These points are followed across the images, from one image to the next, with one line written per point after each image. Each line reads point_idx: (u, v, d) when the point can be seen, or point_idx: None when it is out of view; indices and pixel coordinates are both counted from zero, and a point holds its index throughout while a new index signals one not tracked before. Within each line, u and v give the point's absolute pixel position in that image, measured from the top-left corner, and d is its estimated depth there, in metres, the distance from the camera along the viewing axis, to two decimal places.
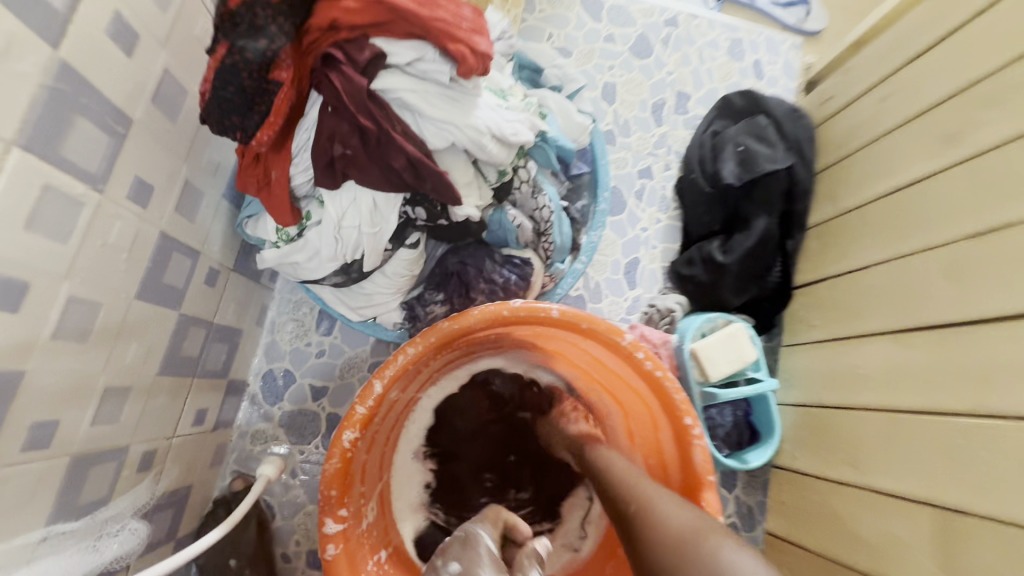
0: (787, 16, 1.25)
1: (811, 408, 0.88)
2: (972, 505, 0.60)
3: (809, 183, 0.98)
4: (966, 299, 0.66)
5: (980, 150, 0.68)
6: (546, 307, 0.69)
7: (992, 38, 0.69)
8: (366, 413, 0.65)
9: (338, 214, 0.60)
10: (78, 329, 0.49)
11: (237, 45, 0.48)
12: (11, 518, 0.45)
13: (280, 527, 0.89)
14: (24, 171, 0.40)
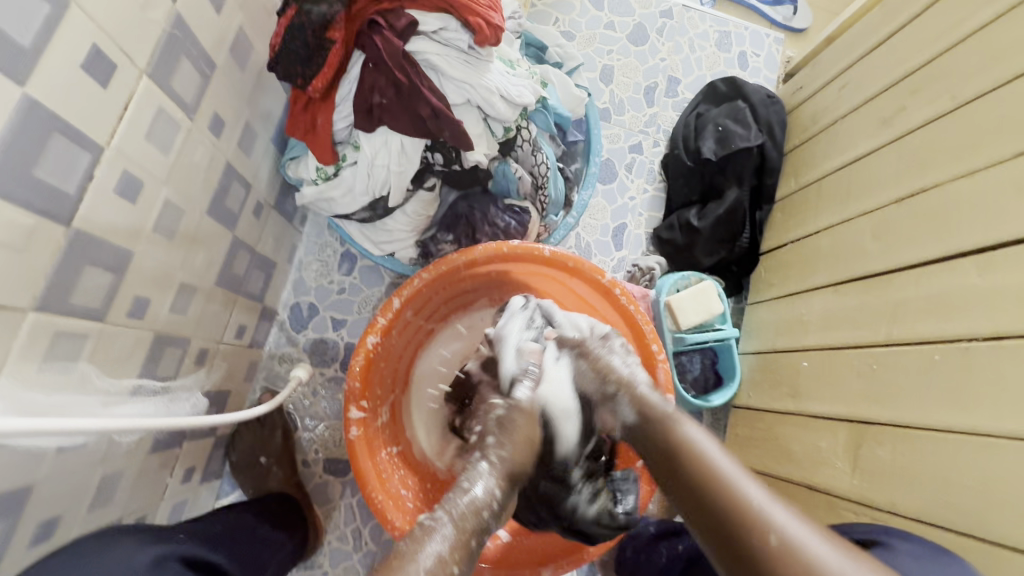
0: (775, 13, 1.37)
1: (765, 352, 1.03)
2: (878, 416, 0.75)
3: (778, 161, 1.10)
4: (891, 253, 0.79)
5: (910, 128, 0.81)
6: (539, 248, 0.83)
7: (927, 36, 0.82)
8: (386, 323, 0.79)
9: (372, 153, 0.74)
10: (169, 228, 0.61)
11: (305, 8, 0.63)
12: (116, 368, 0.58)
13: (302, 437, 1.01)
14: (149, 95, 0.53)
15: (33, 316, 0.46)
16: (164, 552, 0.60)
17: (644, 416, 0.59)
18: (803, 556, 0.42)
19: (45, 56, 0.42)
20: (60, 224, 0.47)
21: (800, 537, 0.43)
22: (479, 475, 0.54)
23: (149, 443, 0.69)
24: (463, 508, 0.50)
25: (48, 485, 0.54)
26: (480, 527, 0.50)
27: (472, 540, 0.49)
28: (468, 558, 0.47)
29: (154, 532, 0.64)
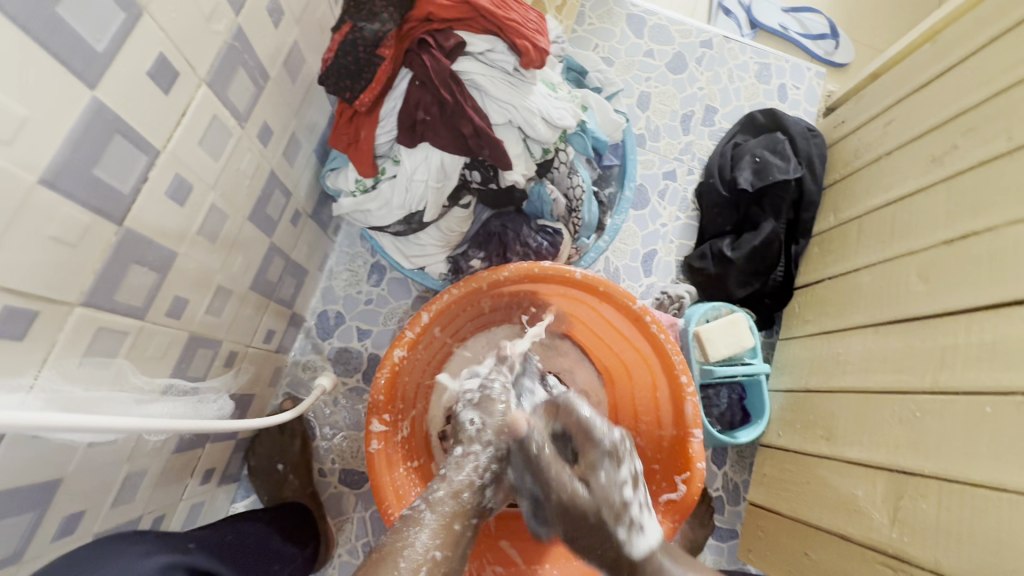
0: (817, 48, 1.36)
1: (797, 391, 1.00)
2: (922, 467, 0.71)
3: (817, 196, 1.08)
4: (938, 295, 0.76)
5: (962, 169, 0.79)
6: (571, 270, 0.81)
7: (980, 78, 0.80)
8: (413, 337, 0.78)
9: (412, 168, 0.74)
10: (212, 231, 0.63)
11: (358, 25, 0.66)
12: (149, 365, 0.59)
13: (319, 446, 1.00)
14: (206, 103, 0.55)
15: (79, 311, 0.47)
16: (172, 560, 0.59)
17: (647, 562, 0.62)
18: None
19: (116, 61, 0.43)
20: (113, 222, 0.48)
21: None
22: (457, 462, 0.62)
23: (174, 443, 0.69)
24: (440, 498, 0.58)
25: (77, 478, 0.54)
26: (461, 510, 0.58)
27: (455, 524, 0.57)
28: (452, 540, 0.56)
29: (159, 542, 0.61)
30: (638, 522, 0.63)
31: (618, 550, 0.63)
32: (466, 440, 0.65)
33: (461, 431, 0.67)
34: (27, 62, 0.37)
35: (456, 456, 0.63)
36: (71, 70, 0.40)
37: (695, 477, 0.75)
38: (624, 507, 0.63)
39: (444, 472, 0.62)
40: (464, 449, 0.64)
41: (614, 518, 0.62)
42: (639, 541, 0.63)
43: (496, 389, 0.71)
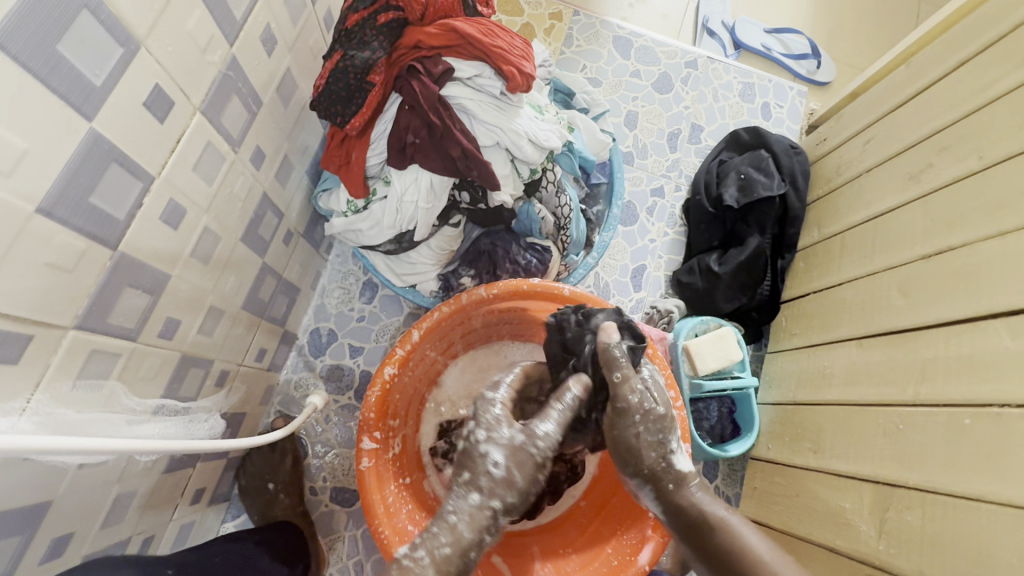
0: (799, 67, 1.40)
1: (785, 404, 1.01)
2: (905, 478, 0.72)
3: (801, 211, 1.10)
4: (917, 309, 0.78)
5: (937, 186, 0.81)
6: (559, 286, 0.83)
7: (952, 99, 0.83)
8: (404, 354, 0.80)
9: (402, 189, 0.76)
10: (205, 253, 0.64)
11: (349, 53, 0.68)
12: (141, 385, 0.59)
13: (311, 464, 1.00)
14: (200, 129, 0.56)
15: (73, 334, 0.48)
16: None
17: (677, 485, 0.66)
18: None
19: (113, 93, 0.45)
20: (107, 247, 0.49)
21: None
22: (463, 504, 0.57)
23: (164, 463, 0.69)
24: (444, 557, 0.54)
25: (67, 500, 0.54)
26: (460, 570, 0.55)
27: None
28: None
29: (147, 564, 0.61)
30: (680, 444, 0.68)
31: (666, 467, 0.66)
32: (483, 490, 0.57)
33: (480, 467, 0.59)
34: (28, 97, 0.38)
35: (470, 503, 0.57)
36: (69, 103, 0.41)
37: None
38: (665, 435, 0.66)
39: (452, 515, 0.56)
40: (479, 499, 0.57)
41: (664, 432, 0.66)
42: (680, 460, 0.67)
43: (541, 439, 0.61)
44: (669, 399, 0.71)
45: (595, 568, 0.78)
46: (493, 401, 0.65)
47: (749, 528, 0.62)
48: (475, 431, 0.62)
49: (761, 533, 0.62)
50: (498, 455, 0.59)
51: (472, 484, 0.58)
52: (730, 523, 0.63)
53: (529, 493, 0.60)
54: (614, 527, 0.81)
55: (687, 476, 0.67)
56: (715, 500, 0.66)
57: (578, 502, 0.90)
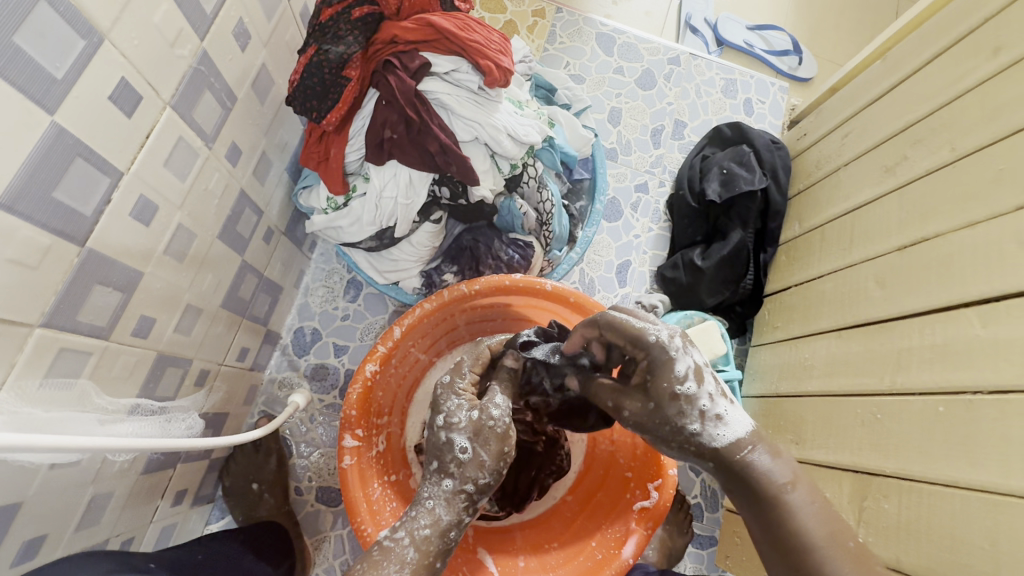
0: (781, 63, 1.41)
1: (769, 397, 1.02)
2: (884, 466, 0.73)
3: (782, 206, 1.11)
4: (894, 299, 0.79)
5: (912, 178, 0.82)
6: (542, 282, 0.83)
7: (925, 92, 0.84)
8: (385, 351, 0.79)
9: (381, 185, 0.76)
10: (180, 250, 0.63)
11: (324, 48, 0.67)
12: (115, 384, 0.59)
13: (297, 464, 1.00)
14: (170, 125, 0.56)
15: (39, 332, 0.47)
16: None
17: (730, 456, 0.53)
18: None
19: (76, 87, 0.44)
20: (74, 243, 0.48)
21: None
22: (437, 490, 0.56)
23: (142, 464, 0.68)
24: (426, 536, 0.53)
25: (39, 501, 0.54)
26: (444, 548, 0.54)
27: (437, 563, 0.54)
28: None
29: (125, 564, 0.61)
30: (715, 415, 0.54)
31: (698, 445, 0.54)
32: (456, 474, 0.56)
33: (448, 455, 0.57)
34: None
35: (444, 488, 0.56)
36: (29, 96, 0.41)
37: (667, 483, 0.76)
38: (678, 419, 0.54)
39: (429, 501, 0.55)
40: (453, 483, 0.56)
41: (677, 417, 0.53)
42: (719, 433, 0.53)
43: (495, 410, 0.59)
44: (690, 370, 0.53)
45: (580, 562, 0.78)
46: (454, 387, 0.63)
47: (809, 508, 0.51)
48: (434, 417, 0.60)
49: (823, 514, 0.50)
50: (462, 433, 0.58)
51: (444, 471, 0.57)
52: (790, 499, 0.51)
53: (502, 470, 0.57)
54: (599, 522, 0.82)
55: (737, 447, 0.53)
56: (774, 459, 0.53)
57: (563, 498, 0.91)
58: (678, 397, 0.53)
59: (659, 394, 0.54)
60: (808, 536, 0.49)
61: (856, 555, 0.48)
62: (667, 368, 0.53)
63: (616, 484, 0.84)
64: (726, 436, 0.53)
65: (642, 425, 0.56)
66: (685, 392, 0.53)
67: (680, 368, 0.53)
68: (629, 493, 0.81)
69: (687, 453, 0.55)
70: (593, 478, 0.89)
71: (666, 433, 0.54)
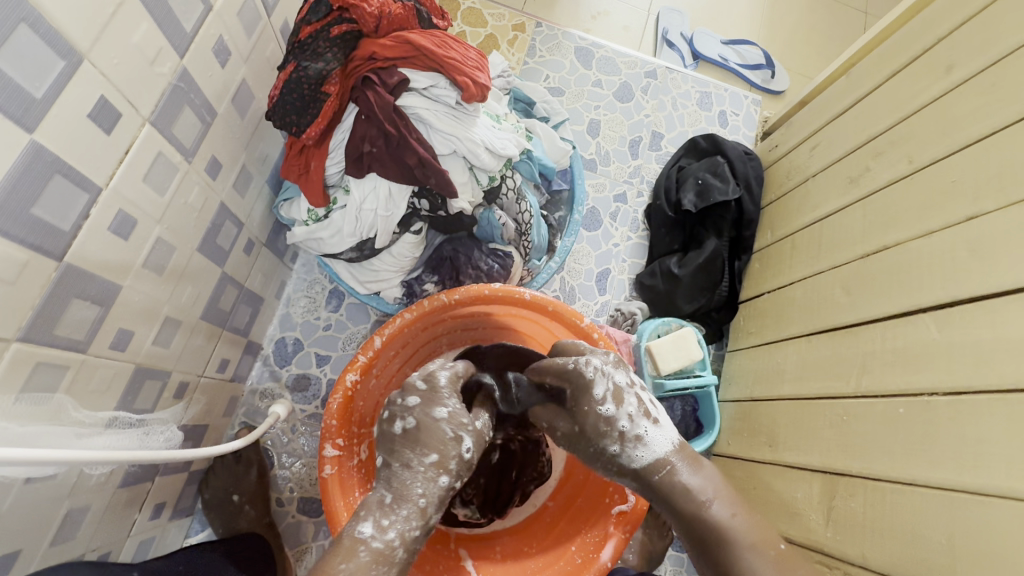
0: (754, 77, 1.46)
1: (744, 400, 1.05)
2: (849, 467, 0.76)
3: (755, 215, 1.15)
4: (857, 305, 0.82)
5: (874, 189, 0.86)
6: (520, 291, 0.85)
7: (884, 108, 0.88)
8: (366, 361, 0.80)
9: (361, 198, 0.77)
10: (158, 264, 0.64)
11: (302, 65, 0.68)
12: (92, 397, 0.59)
13: (278, 475, 0.99)
14: (149, 141, 0.56)
15: (16, 346, 0.48)
16: None
17: (655, 473, 0.58)
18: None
19: (55, 105, 0.45)
20: (51, 258, 0.49)
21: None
22: (428, 481, 0.55)
23: (120, 477, 0.68)
24: (415, 532, 0.53)
25: (14, 515, 0.54)
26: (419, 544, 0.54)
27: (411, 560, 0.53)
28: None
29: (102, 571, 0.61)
30: (635, 435, 0.59)
31: (621, 465, 0.60)
32: (451, 470, 0.57)
33: (452, 453, 0.57)
34: None
35: (440, 485, 0.56)
36: (8, 115, 0.41)
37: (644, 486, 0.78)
38: (598, 441, 0.61)
39: (422, 495, 0.55)
40: (447, 481, 0.56)
41: (598, 440, 0.61)
42: (639, 453, 0.59)
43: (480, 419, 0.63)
44: (607, 394, 0.60)
45: (558, 568, 0.79)
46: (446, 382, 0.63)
47: (732, 518, 0.53)
48: (411, 402, 0.60)
49: (747, 524, 0.52)
50: (467, 436, 0.58)
51: (442, 466, 0.56)
52: (712, 511, 0.54)
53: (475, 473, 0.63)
54: (579, 528, 0.83)
55: (655, 467, 0.58)
56: (696, 475, 0.57)
57: (544, 504, 0.92)
58: (598, 418, 0.60)
59: (583, 417, 0.61)
60: (744, 562, 0.50)
61: (778, 561, 0.50)
62: (585, 394, 0.61)
63: (596, 490, 0.85)
64: (642, 454, 0.58)
65: (574, 445, 0.64)
66: (604, 413, 0.60)
67: (596, 392, 0.60)
68: (607, 497, 0.82)
69: (613, 472, 0.61)
70: (574, 484, 0.91)
71: (595, 458, 0.62)
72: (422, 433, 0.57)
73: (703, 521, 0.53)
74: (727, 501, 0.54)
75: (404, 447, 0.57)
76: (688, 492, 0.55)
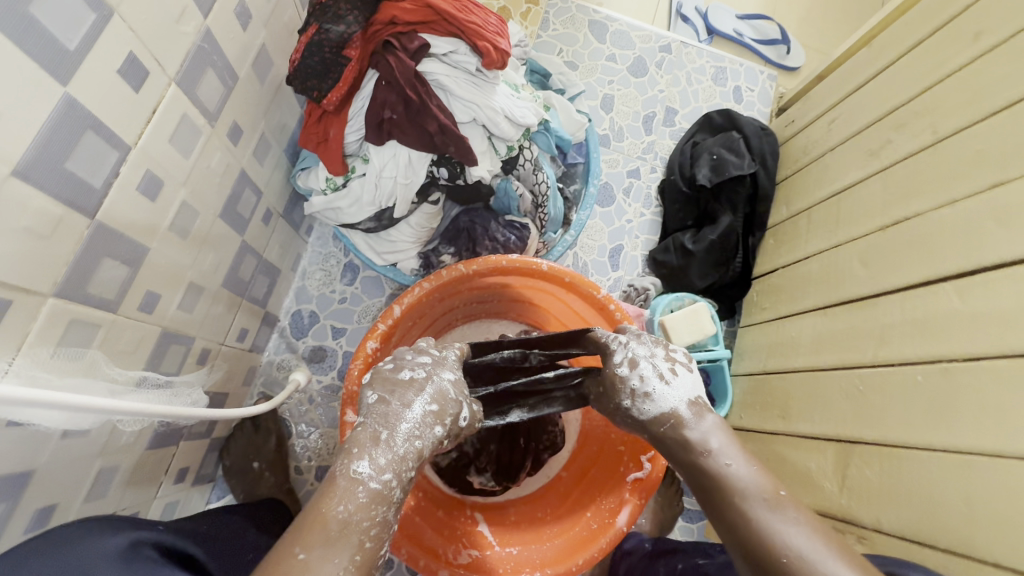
0: (770, 52, 1.44)
1: (756, 373, 1.06)
2: (862, 435, 0.77)
3: (770, 189, 1.15)
4: (875, 277, 0.82)
5: (895, 161, 0.85)
6: (538, 262, 0.85)
7: (907, 78, 0.87)
8: (386, 329, 0.80)
9: (381, 165, 0.77)
10: (183, 228, 0.64)
11: (324, 27, 0.68)
12: (122, 357, 0.60)
13: (295, 444, 1.01)
14: (175, 102, 0.56)
15: (52, 302, 0.48)
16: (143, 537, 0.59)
17: (660, 426, 0.58)
18: (817, 571, 0.45)
19: (87, 59, 0.45)
20: (85, 215, 0.49)
21: (813, 555, 0.46)
22: (424, 427, 0.53)
23: (147, 438, 0.69)
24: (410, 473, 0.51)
25: (50, 469, 0.55)
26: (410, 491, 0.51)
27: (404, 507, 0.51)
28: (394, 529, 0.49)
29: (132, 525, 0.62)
30: (644, 393, 0.59)
31: (633, 420, 0.60)
32: (446, 424, 0.55)
33: (450, 408, 0.56)
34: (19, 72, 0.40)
35: (434, 434, 0.54)
36: (43, 67, 0.42)
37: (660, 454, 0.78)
38: (615, 399, 0.61)
39: (418, 439, 0.52)
40: (441, 432, 0.55)
41: (614, 397, 0.61)
42: (646, 408, 0.59)
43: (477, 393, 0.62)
44: (624, 360, 0.61)
45: (575, 534, 0.80)
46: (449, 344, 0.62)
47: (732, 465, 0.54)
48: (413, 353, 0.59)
49: (747, 471, 0.53)
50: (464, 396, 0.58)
51: (439, 417, 0.54)
52: (714, 458, 0.55)
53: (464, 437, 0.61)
54: (592, 499, 0.83)
55: (660, 420, 0.58)
56: (702, 428, 0.57)
57: (558, 475, 0.95)
58: (614, 379, 0.61)
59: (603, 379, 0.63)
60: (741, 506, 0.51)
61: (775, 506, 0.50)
62: (606, 358, 0.63)
63: (610, 460, 0.87)
64: (649, 411, 0.58)
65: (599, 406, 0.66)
66: (619, 374, 0.61)
67: (615, 359, 0.62)
68: (623, 467, 0.83)
69: (627, 426, 0.62)
70: (586, 455, 0.93)
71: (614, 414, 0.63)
72: (428, 384, 0.56)
73: (704, 470, 0.54)
74: (726, 451, 0.55)
75: (406, 390, 0.55)
76: (689, 444, 0.56)
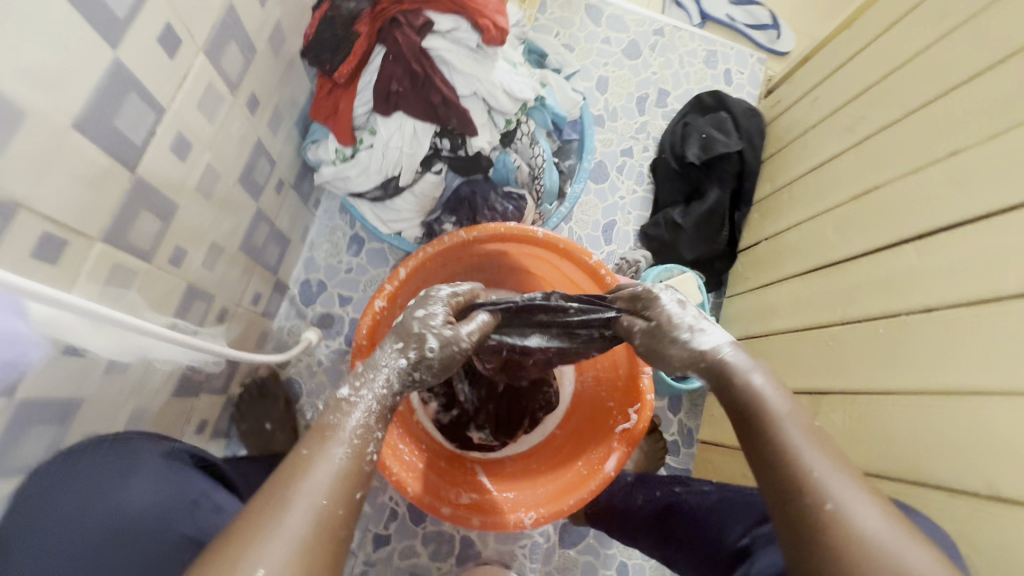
0: (760, 37, 1.49)
1: (739, 339, 1.12)
2: (830, 387, 0.83)
3: (756, 166, 1.21)
4: (848, 243, 0.88)
5: (868, 135, 0.91)
6: (534, 230, 0.91)
7: (882, 58, 0.93)
8: (392, 290, 0.86)
9: (388, 136, 0.82)
10: (207, 189, 0.70)
11: (337, 4, 0.77)
12: (155, 305, 0.66)
13: (305, 404, 1.08)
14: (203, 71, 0.62)
15: (100, 246, 0.54)
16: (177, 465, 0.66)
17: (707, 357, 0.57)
18: (845, 487, 0.44)
19: (133, 26, 0.51)
20: (127, 170, 0.55)
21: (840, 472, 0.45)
22: (389, 358, 0.57)
23: (173, 385, 0.76)
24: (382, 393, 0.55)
25: (94, 402, 0.61)
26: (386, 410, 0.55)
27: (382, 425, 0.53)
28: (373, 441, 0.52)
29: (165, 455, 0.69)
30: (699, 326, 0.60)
31: (684, 352, 0.59)
32: (416, 355, 0.57)
33: (415, 342, 0.58)
34: (81, 39, 0.46)
35: (399, 363, 0.57)
36: (97, 33, 0.47)
37: (645, 406, 0.85)
38: (671, 329, 0.60)
39: (384, 366, 0.56)
40: (407, 360, 0.57)
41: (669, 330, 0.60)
42: (701, 339, 0.59)
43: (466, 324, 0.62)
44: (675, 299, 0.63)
45: (566, 479, 0.86)
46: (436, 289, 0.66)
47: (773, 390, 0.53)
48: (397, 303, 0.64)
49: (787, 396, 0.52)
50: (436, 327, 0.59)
51: (404, 349, 0.57)
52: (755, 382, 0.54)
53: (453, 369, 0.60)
54: (583, 451, 0.90)
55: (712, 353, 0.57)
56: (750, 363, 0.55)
57: (553, 432, 1.01)
58: (666, 314, 0.62)
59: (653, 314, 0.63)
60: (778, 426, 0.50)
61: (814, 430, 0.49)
62: (655, 298, 0.64)
63: (601, 416, 0.93)
64: (705, 342, 0.58)
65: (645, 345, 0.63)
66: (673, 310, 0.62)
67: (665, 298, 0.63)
68: (612, 420, 0.90)
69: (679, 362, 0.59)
70: (579, 413, 0.99)
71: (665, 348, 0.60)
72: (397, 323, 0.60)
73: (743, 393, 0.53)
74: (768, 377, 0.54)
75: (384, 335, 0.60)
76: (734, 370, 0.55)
